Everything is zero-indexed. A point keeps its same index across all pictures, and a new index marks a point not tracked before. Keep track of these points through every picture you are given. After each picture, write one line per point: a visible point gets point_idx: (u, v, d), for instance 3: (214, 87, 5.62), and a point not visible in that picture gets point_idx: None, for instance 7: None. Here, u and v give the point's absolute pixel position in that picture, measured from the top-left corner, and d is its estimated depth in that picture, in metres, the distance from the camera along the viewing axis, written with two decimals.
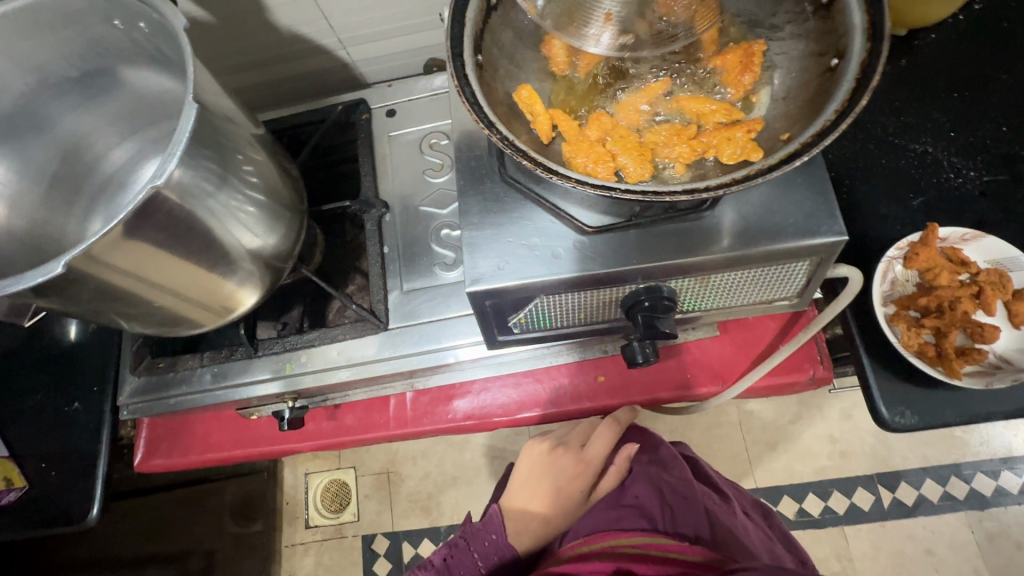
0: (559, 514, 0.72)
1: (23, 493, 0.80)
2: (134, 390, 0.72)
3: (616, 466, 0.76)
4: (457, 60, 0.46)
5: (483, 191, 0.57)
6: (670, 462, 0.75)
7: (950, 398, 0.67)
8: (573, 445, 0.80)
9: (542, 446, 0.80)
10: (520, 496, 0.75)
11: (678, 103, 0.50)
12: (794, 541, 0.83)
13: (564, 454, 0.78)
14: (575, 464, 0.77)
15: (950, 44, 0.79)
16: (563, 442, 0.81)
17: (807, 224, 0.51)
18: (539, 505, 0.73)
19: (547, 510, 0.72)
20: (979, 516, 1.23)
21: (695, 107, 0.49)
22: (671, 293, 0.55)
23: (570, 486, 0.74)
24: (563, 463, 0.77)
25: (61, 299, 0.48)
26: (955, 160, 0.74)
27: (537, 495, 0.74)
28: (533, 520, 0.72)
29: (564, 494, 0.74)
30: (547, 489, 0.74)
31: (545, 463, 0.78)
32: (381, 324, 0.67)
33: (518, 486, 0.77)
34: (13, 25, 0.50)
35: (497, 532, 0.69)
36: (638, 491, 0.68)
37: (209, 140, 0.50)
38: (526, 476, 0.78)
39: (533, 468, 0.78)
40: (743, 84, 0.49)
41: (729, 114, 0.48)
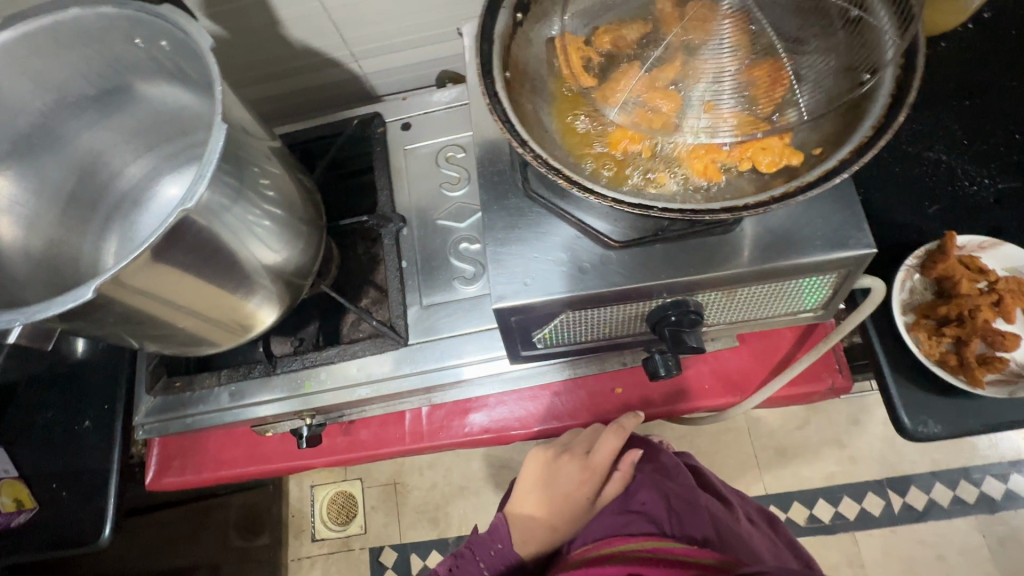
0: (566, 521, 0.72)
1: (33, 514, 0.79)
2: (149, 410, 0.71)
3: (622, 472, 0.74)
4: (486, 78, 0.45)
5: (506, 207, 0.56)
6: (674, 470, 0.74)
7: (970, 407, 0.67)
8: (578, 451, 0.76)
9: (547, 453, 0.78)
10: (526, 502, 0.75)
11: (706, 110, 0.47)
12: (799, 544, 0.82)
13: (570, 461, 0.75)
14: (582, 470, 0.74)
15: (962, 52, 0.79)
16: (567, 448, 0.78)
17: (834, 237, 0.51)
18: (546, 513, 0.73)
19: (555, 520, 0.72)
20: (990, 520, 1.23)
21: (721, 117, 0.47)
22: (696, 306, 0.55)
23: (576, 494, 0.73)
24: (569, 470, 0.75)
25: (80, 323, 0.48)
26: (969, 168, 0.74)
27: (540, 502, 0.74)
28: (541, 528, 0.72)
29: (570, 502, 0.73)
30: (555, 496, 0.74)
31: (551, 470, 0.76)
32: (401, 340, 0.66)
33: (524, 491, 0.77)
34: (33, 43, 0.49)
35: (502, 541, 0.71)
36: (642, 497, 0.68)
37: (230, 158, 0.50)
38: (531, 481, 0.77)
39: (540, 474, 0.77)
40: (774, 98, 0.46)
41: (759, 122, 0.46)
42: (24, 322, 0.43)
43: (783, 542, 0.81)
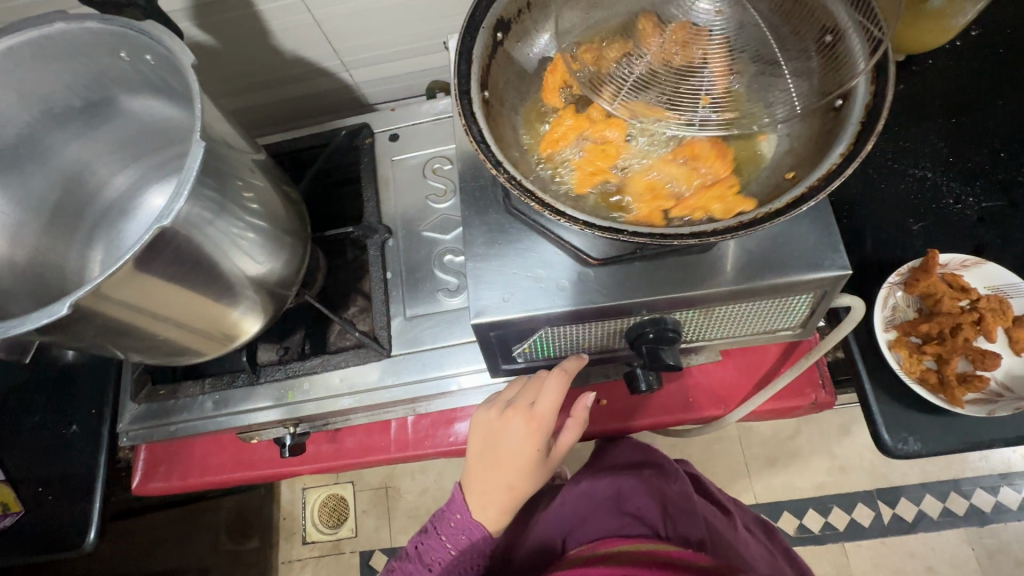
0: (520, 478, 0.62)
1: (19, 517, 0.79)
2: (134, 417, 0.71)
3: (574, 417, 0.65)
4: (464, 98, 0.46)
5: (488, 223, 0.56)
6: (673, 472, 0.75)
7: (951, 425, 0.67)
8: (523, 401, 0.61)
9: (489, 412, 0.62)
10: (482, 482, 0.63)
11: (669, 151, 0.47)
12: (795, 553, 0.82)
13: (516, 414, 0.60)
14: (529, 425, 0.59)
15: (949, 70, 0.80)
16: (510, 401, 0.62)
17: (809, 258, 0.51)
18: (499, 476, 0.61)
19: (511, 479, 0.61)
20: (979, 532, 1.23)
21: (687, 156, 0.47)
22: (674, 324, 0.55)
23: (528, 451, 0.60)
24: (515, 427, 0.60)
25: (60, 335, 0.48)
26: (954, 186, 0.75)
27: (496, 476, 0.62)
28: (497, 491, 0.62)
29: (521, 458, 0.60)
30: (506, 457, 0.61)
31: (495, 428, 0.61)
32: (384, 352, 0.67)
33: (481, 474, 0.63)
34: (18, 56, 0.50)
35: (460, 512, 0.65)
36: (638, 502, 0.69)
37: (212, 172, 0.50)
38: (483, 454, 0.62)
39: (485, 439, 0.62)
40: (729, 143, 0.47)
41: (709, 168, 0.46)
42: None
43: (779, 552, 0.80)
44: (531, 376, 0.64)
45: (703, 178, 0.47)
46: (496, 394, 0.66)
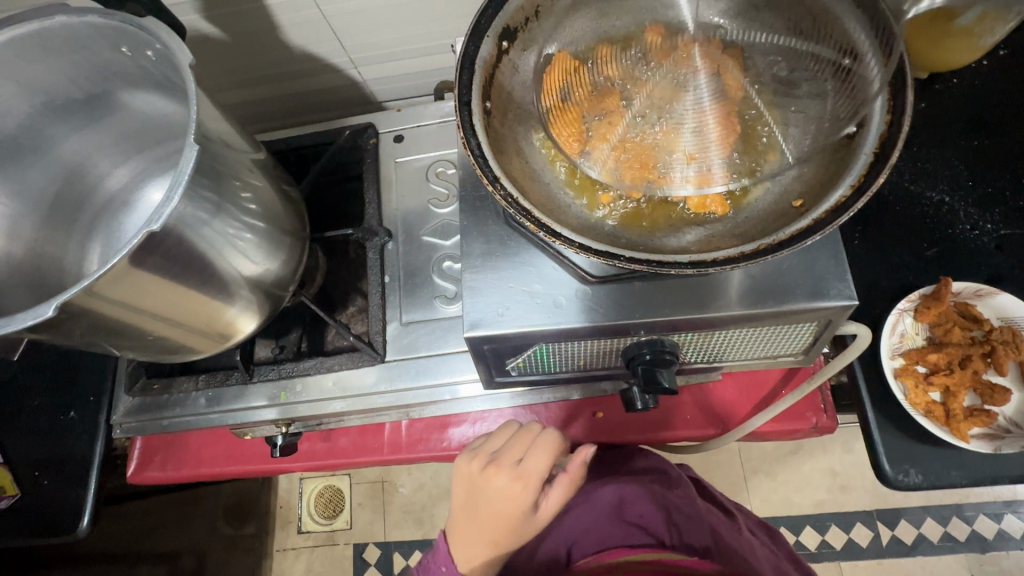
0: (505, 535, 0.60)
1: (14, 501, 0.80)
2: (128, 409, 0.71)
3: (570, 474, 0.64)
4: (464, 109, 0.44)
5: (486, 234, 0.55)
6: (676, 480, 0.74)
7: (954, 458, 0.65)
8: (508, 458, 0.62)
9: (472, 463, 0.63)
10: (467, 533, 0.62)
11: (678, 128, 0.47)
12: (800, 558, 0.80)
13: (499, 471, 0.61)
14: (512, 482, 0.60)
15: (973, 90, 0.77)
16: (495, 456, 0.63)
17: (815, 286, 0.49)
18: (484, 531, 0.61)
19: (496, 535, 0.60)
20: (980, 559, 1.21)
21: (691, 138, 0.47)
22: (672, 346, 0.54)
23: (510, 510, 0.60)
24: (499, 485, 0.60)
25: (51, 332, 0.48)
26: (972, 211, 0.72)
27: (485, 526, 0.60)
28: (482, 546, 0.61)
29: (504, 516, 0.60)
30: (489, 514, 0.60)
31: (477, 484, 0.61)
32: (378, 357, 0.66)
33: (466, 527, 0.62)
34: (19, 49, 0.49)
35: (445, 565, 0.63)
36: (641, 509, 0.69)
37: (208, 172, 0.50)
38: (467, 507, 0.62)
39: (468, 490, 0.63)
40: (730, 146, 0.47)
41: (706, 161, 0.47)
42: None
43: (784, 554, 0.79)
44: (520, 430, 0.65)
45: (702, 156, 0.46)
46: (480, 442, 0.67)
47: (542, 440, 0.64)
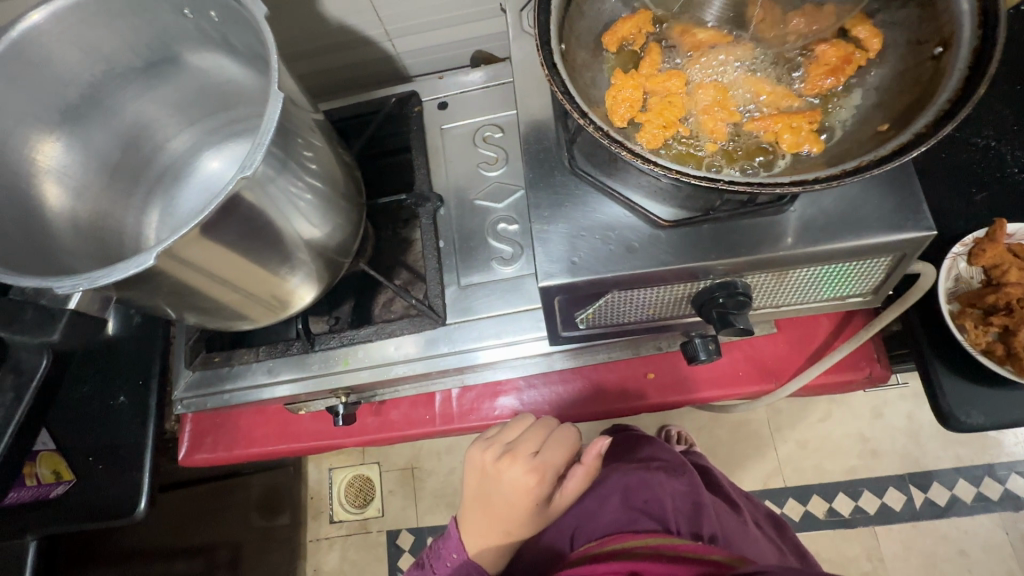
0: (516, 525, 0.65)
1: (71, 486, 0.79)
2: (188, 385, 0.71)
3: (585, 467, 0.68)
4: (544, 48, 0.44)
5: (553, 186, 0.55)
6: (676, 468, 0.80)
7: (1019, 399, 0.65)
8: (524, 450, 0.65)
9: (485, 455, 0.66)
10: (477, 522, 0.67)
11: (744, 80, 0.48)
12: (806, 553, 0.84)
13: (513, 463, 0.64)
14: (527, 473, 0.63)
15: (1015, 34, 0.76)
16: (510, 447, 0.66)
17: (892, 219, 0.49)
18: (494, 520, 0.65)
19: (506, 525, 0.65)
20: (1015, 517, 1.21)
21: (760, 89, 0.47)
22: (745, 288, 0.54)
23: (523, 500, 0.63)
24: (513, 475, 0.64)
25: (132, 293, 0.48)
26: (1020, 154, 0.72)
27: (493, 516, 0.65)
28: (493, 533, 0.66)
29: (517, 504, 0.64)
30: (499, 504, 0.64)
31: (491, 474, 0.65)
32: (439, 319, 0.66)
33: (477, 517, 0.67)
34: (85, 12, 0.49)
35: (458, 552, 0.68)
36: (646, 496, 0.74)
37: (278, 130, 0.49)
38: (480, 495, 0.67)
39: (480, 480, 0.66)
40: (822, 87, 0.47)
41: (789, 104, 0.47)
42: (88, 287, 0.42)
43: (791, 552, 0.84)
44: (535, 423, 0.69)
45: (782, 106, 0.47)
46: (494, 432, 0.70)
47: (558, 436, 0.68)
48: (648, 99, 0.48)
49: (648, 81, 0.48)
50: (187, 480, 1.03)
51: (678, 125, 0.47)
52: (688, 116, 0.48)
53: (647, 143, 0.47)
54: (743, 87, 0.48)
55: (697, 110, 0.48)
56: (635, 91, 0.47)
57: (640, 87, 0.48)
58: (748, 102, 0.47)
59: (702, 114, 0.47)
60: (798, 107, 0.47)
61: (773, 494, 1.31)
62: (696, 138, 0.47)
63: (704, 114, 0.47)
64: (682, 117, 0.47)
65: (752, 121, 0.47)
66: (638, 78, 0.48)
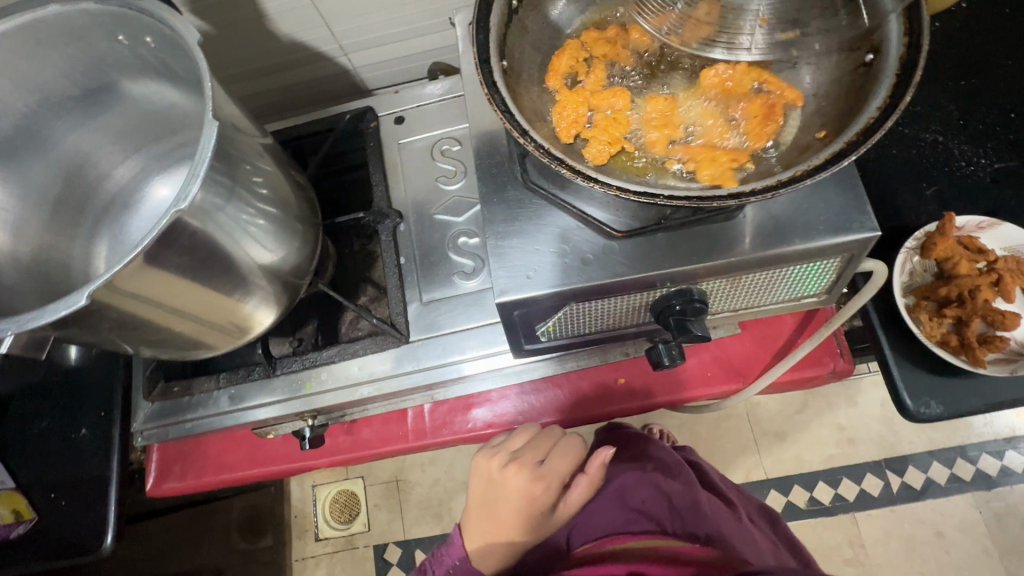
0: (520, 532, 0.67)
1: (33, 524, 0.77)
2: (148, 416, 0.70)
3: (589, 476, 0.70)
4: (484, 67, 0.44)
5: (507, 200, 0.55)
6: (675, 466, 0.78)
7: (972, 387, 0.67)
8: (530, 458, 0.68)
9: (493, 462, 0.69)
10: (481, 528, 0.68)
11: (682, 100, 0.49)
12: (800, 544, 0.84)
13: (519, 471, 0.67)
14: (533, 481, 0.67)
15: (958, 31, 0.78)
16: (515, 455, 0.69)
17: (838, 221, 0.50)
18: (497, 527, 0.67)
19: (509, 533, 0.67)
20: (987, 496, 1.25)
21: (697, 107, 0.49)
22: (700, 295, 0.54)
23: (527, 508, 0.66)
24: (518, 483, 0.67)
25: (77, 330, 0.47)
26: (965, 147, 0.74)
27: (498, 523, 0.67)
28: (495, 540, 0.67)
29: (522, 512, 0.66)
30: (503, 512, 0.66)
31: (496, 481, 0.68)
32: (402, 337, 0.65)
33: (480, 522, 0.68)
34: (13, 43, 0.48)
35: (459, 557, 0.69)
36: (644, 495, 0.72)
37: (221, 155, 0.48)
38: (485, 502, 0.69)
39: (486, 487, 0.69)
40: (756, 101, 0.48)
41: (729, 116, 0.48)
42: (16, 331, 0.42)
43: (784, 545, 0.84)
44: (541, 433, 0.73)
45: (719, 124, 0.48)
46: (500, 441, 0.73)
47: (563, 444, 0.71)
48: (592, 116, 0.49)
49: (592, 98, 0.49)
50: (160, 509, 1.01)
51: (623, 139, 0.47)
52: (634, 131, 0.48)
53: (591, 158, 0.47)
54: (683, 104, 0.49)
55: (641, 125, 0.48)
56: (577, 110, 0.48)
57: (585, 104, 0.49)
58: (689, 120, 0.48)
59: (647, 128, 0.48)
60: (736, 121, 0.48)
61: (755, 487, 1.33)
62: (642, 154, 0.47)
63: (648, 129, 0.48)
64: (627, 133, 0.48)
65: (693, 135, 0.48)
66: (582, 95, 0.49)
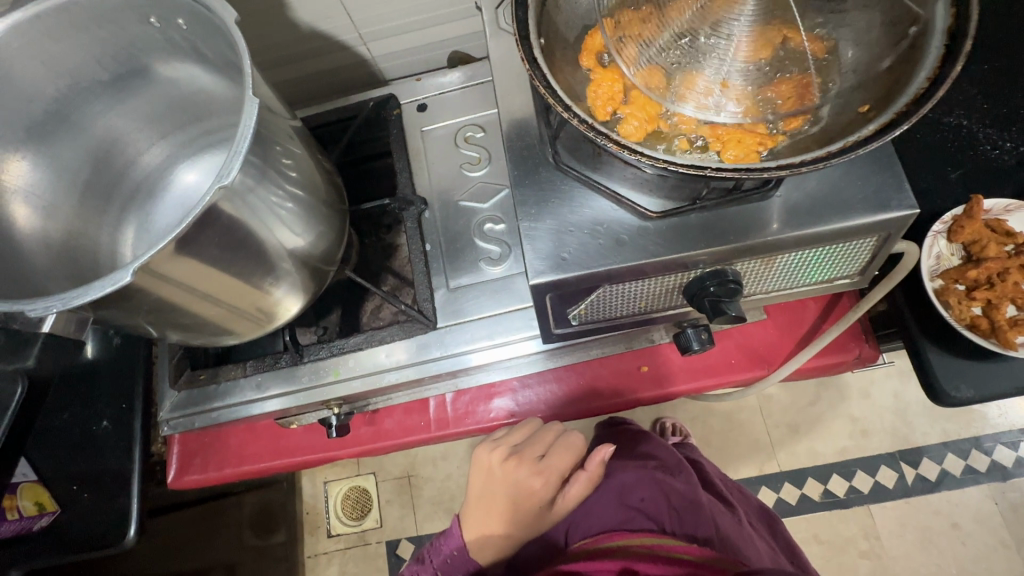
0: (519, 527, 0.67)
1: (56, 516, 0.77)
2: (175, 404, 0.69)
3: (588, 472, 0.70)
4: (524, 43, 0.44)
5: (539, 182, 0.55)
6: (675, 466, 0.80)
7: (1004, 369, 0.66)
8: (529, 453, 0.69)
9: (493, 455, 0.69)
10: (479, 520, 0.68)
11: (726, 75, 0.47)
12: (797, 548, 0.85)
13: (519, 466, 0.67)
14: (532, 477, 0.67)
15: (980, 16, 0.78)
16: (516, 450, 0.70)
17: (876, 199, 0.50)
18: (494, 520, 0.67)
19: (505, 527, 0.67)
20: (1002, 487, 1.24)
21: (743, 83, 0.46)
22: (735, 276, 0.54)
23: (526, 502, 0.67)
24: (518, 477, 0.67)
25: (110, 313, 0.46)
26: (990, 131, 0.74)
27: (495, 517, 0.67)
28: (491, 532, 0.67)
29: (521, 507, 0.67)
30: (500, 506, 0.67)
31: (496, 475, 0.68)
32: (430, 324, 0.65)
33: (477, 514, 0.68)
34: (46, 26, 0.48)
35: (456, 549, 0.69)
36: (643, 494, 0.74)
37: (254, 137, 0.48)
38: (484, 495, 0.68)
39: (486, 480, 0.69)
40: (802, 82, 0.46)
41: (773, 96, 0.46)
42: (62, 308, 0.41)
43: (781, 549, 0.84)
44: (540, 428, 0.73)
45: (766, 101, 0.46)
46: (498, 435, 0.73)
47: (563, 439, 0.71)
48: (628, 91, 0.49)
49: (627, 74, 0.49)
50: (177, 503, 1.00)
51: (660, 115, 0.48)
52: (670, 108, 0.49)
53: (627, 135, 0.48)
54: None
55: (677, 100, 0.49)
56: (613, 86, 0.49)
57: (620, 80, 0.49)
58: None
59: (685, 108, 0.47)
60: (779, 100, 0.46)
61: (769, 480, 1.33)
62: (677, 133, 0.48)
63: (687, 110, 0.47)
64: (665, 108, 0.48)
65: (735, 118, 0.46)
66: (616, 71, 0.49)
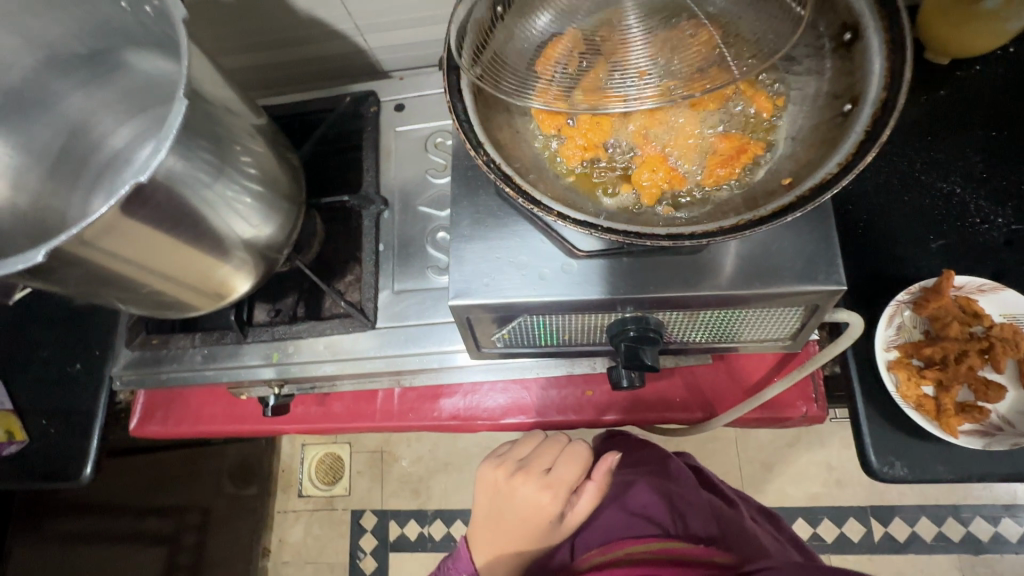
0: (532, 544, 0.67)
1: (23, 446, 0.83)
2: (128, 362, 0.74)
3: (595, 483, 0.69)
4: (452, 75, 0.48)
5: (477, 204, 0.55)
6: (671, 470, 0.75)
7: (942, 453, 0.64)
8: (537, 467, 0.71)
9: (499, 471, 0.72)
10: (493, 539, 0.68)
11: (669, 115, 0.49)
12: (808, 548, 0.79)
13: (525, 480, 0.69)
14: (540, 490, 0.68)
15: (999, 79, 0.73)
16: (523, 464, 0.72)
17: (805, 270, 0.49)
18: (506, 538, 0.67)
19: (519, 542, 0.66)
20: (973, 560, 1.20)
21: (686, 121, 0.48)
22: (656, 325, 0.54)
23: (534, 516, 0.67)
24: (525, 491, 0.68)
25: (50, 281, 0.49)
26: (983, 204, 0.70)
27: (509, 535, 0.67)
28: (505, 552, 0.67)
29: (531, 522, 0.67)
30: (511, 521, 0.67)
31: (504, 490, 0.70)
32: (369, 323, 0.67)
33: (486, 534, 0.68)
34: None
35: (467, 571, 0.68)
36: (644, 498, 0.67)
37: (205, 133, 0.50)
38: (492, 513, 0.70)
39: (494, 496, 0.71)
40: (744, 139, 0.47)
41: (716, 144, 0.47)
42: None
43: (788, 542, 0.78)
44: (545, 441, 0.76)
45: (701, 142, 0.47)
46: (504, 453, 0.76)
47: (568, 453, 0.73)
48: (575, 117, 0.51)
49: None
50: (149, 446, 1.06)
51: (597, 147, 0.49)
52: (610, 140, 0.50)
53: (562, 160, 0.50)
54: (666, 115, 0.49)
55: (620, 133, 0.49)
56: None
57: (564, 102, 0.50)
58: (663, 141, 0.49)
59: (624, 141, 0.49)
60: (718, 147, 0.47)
61: None
62: (609, 165, 0.50)
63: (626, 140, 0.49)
64: (607, 138, 0.49)
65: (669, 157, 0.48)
66: None
